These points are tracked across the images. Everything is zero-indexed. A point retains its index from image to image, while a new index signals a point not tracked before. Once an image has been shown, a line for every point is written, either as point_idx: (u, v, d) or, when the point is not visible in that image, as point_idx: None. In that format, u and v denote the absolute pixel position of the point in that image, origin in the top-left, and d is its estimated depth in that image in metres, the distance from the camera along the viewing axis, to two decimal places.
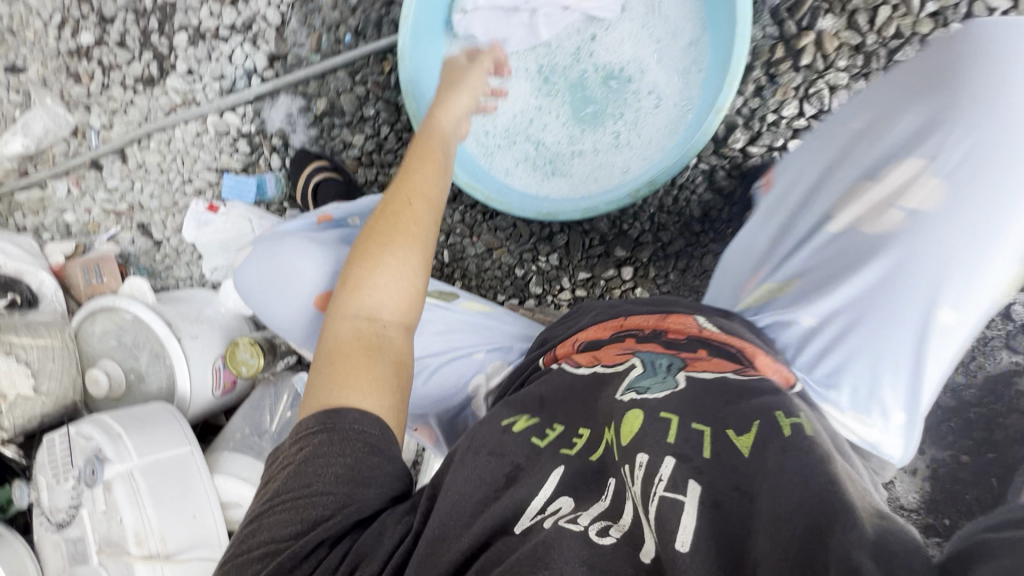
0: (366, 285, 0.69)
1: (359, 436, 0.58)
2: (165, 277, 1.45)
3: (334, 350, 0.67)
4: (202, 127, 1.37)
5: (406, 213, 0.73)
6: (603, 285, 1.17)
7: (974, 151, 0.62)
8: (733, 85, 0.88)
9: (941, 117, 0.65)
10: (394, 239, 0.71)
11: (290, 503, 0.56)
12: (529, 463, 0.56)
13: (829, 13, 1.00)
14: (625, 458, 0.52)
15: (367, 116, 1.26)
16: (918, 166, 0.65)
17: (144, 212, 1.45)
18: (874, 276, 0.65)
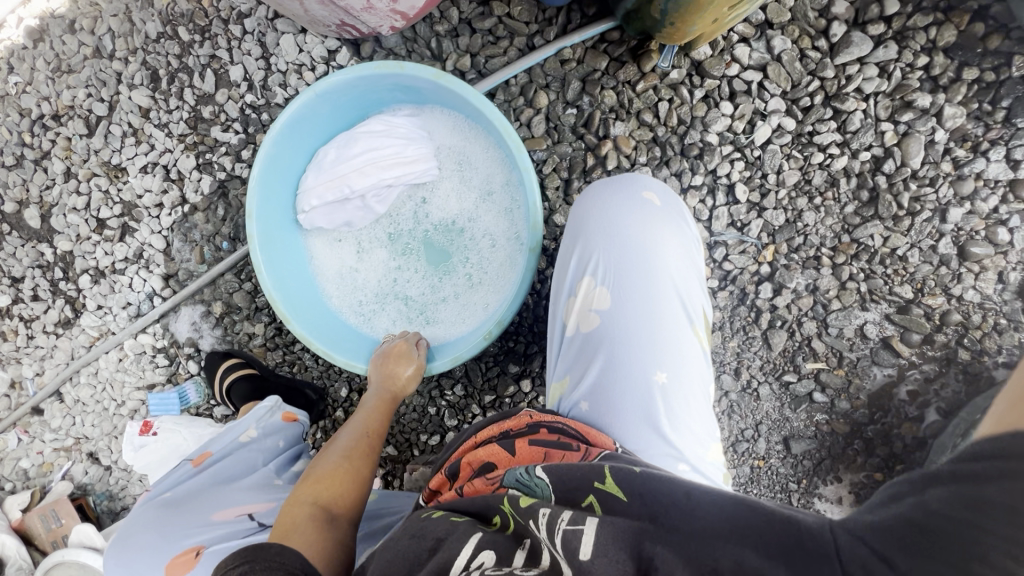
0: (334, 481, 0.81)
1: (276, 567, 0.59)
2: (123, 497, 1.50)
3: (287, 521, 0.72)
4: (121, 352, 1.46)
5: (366, 441, 0.91)
6: (510, 402, 1.23)
7: (611, 262, 0.76)
8: (540, 222, 1.00)
9: (585, 249, 0.79)
10: (358, 456, 0.87)
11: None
12: (450, 535, 0.58)
13: (618, 120, 1.12)
14: (527, 513, 0.57)
15: (262, 306, 1.36)
16: (585, 289, 0.78)
17: (89, 442, 1.52)
18: (604, 376, 0.74)
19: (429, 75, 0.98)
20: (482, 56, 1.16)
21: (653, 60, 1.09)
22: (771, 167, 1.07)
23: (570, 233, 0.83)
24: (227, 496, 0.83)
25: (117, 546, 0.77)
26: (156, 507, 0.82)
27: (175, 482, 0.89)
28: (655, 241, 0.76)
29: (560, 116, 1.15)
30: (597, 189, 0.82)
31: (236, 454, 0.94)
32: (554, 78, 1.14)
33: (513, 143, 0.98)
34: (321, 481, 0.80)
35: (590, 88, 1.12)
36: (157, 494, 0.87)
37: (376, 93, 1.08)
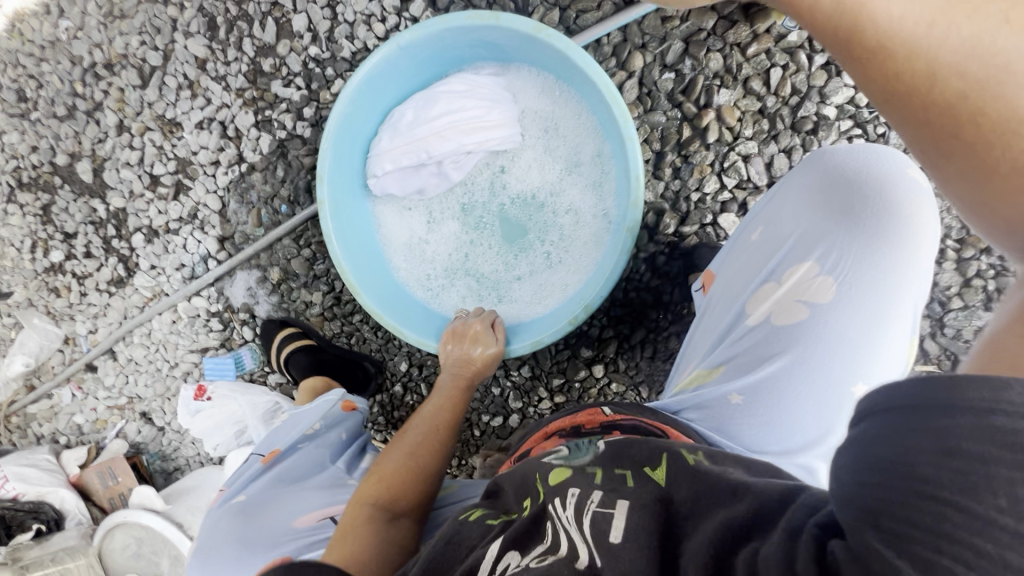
0: (393, 477, 0.77)
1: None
2: (176, 457, 1.50)
3: (352, 516, 0.70)
4: (174, 314, 1.42)
5: (434, 437, 0.85)
6: (580, 387, 1.17)
7: (845, 253, 0.67)
8: (639, 198, 0.91)
9: (827, 228, 0.69)
10: (418, 451, 0.82)
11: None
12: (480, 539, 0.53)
13: (722, 87, 1.01)
14: (550, 494, 0.52)
15: (319, 274, 1.30)
16: (801, 272, 0.70)
17: (141, 402, 1.51)
18: (795, 376, 0.67)
19: (523, 27, 0.88)
20: (573, 10, 1.05)
21: (769, 20, 0.97)
22: (896, 147, 0.95)
23: (801, 203, 0.73)
24: (300, 501, 0.86)
25: (204, 554, 0.81)
26: (234, 513, 0.85)
27: (249, 480, 0.92)
28: (913, 240, 0.66)
29: (657, 80, 1.04)
30: (855, 169, 0.71)
31: (303, 449, 0.97)
32: (652, 37, 1.02)
33: (616, 110, 0.88)
34: (383, 479, 0.76)
35: (693, 50, 1.01)
36: (233, 495, 0.90)
37: (458, 47, 0.98)
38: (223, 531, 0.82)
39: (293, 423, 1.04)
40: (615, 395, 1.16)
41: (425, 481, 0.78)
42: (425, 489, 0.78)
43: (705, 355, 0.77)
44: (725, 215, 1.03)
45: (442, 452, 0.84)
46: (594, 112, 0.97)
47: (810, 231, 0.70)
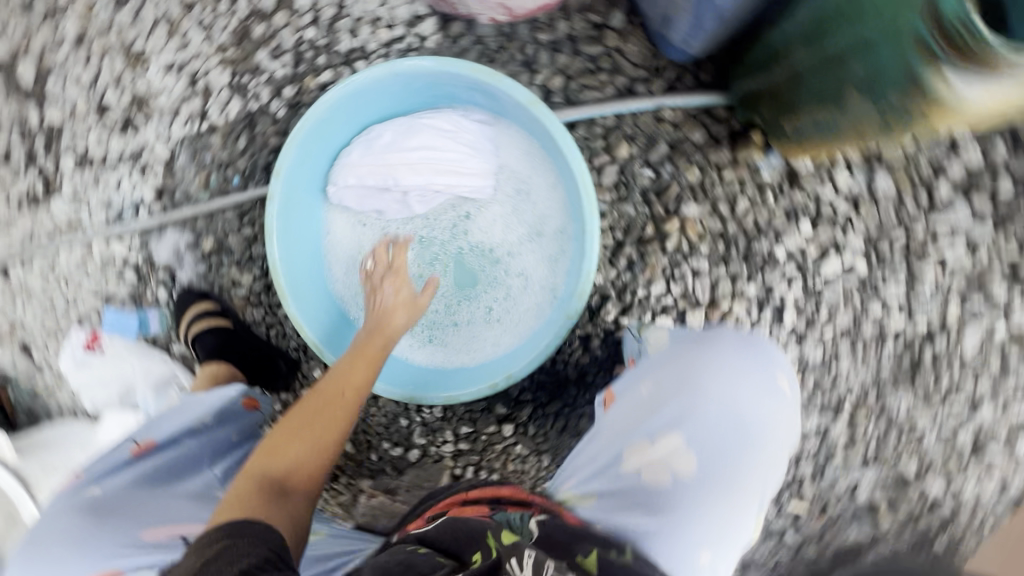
0: (285, 449, 0.74)
1: (255, 550, 0.59)
2: (47, 400, 1.39)
3: (241, 491, 0.69)
4: (86, 252, 1.31)
5: (337, 398, 0.82)
6: (486, 440, 1.17)
7: (715, 428, 0.74)
8: (585, 289, 0.93)
9: (691, 393, 0.77)
10: (315, 416, 0.78)
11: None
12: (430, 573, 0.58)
13: (692, 200, 1.05)
14: (507, 550, 0.57)
15: (256, 257, 1.25)
16: (669, 420, 0.75)
17: (24, 332, 1.36)
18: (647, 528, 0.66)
19: (519, 93, 0.89)
20: (576, 83, 1.07)
21: (749, 153, 1.02)
22: (826, 302, 1.02)
23: (687, 378, 0.79)
24: (161, 507, 0.83)
25: (37, 549, 0.76)
26: (83, 508, 0.80)
27: (111, 469, 0.88)
28: (773, 425, 0.76)
29: (635, 174, 1.07)
30: (723, 356, 0.81)
31: (185, 445, 0.95)
32: (642, 133, 1.05)
33: (586, 208, 0.92)
34: (276, 449, 0.74)
35: (675, 158, 1.04)
36: (87, 484, 0.85)
37: (454, 86, 0.96)
38: (64, 527, 0.77)
39: (179, 413, 1.01)
40: (518, 458, 1.15)
41: (321, 446, 0.76)
42: (325, 455, 0.76)
43: (579, 472, 0.77)
44: (663, 318, 1.07)
45: (349, 421, 0.81)
46: (569, 190, 0.98)
47: (679, 407, 0.76)
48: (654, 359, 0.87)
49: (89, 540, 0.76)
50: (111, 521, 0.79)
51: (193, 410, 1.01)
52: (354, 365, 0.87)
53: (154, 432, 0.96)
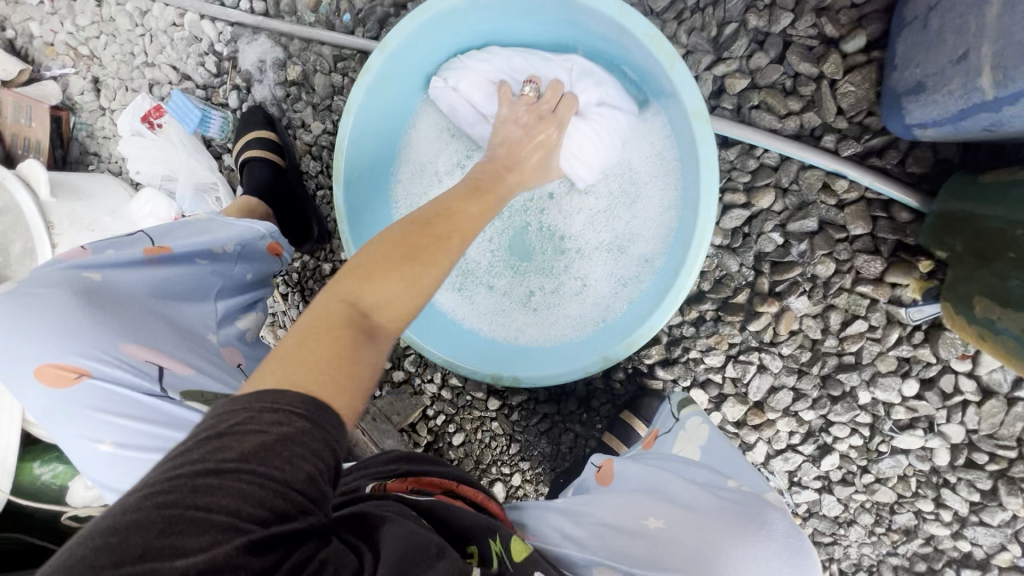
0: (389, 295, 0.56)
1: (336, 442, 0.45)
2: (100, 144, 1.39)
3: (316, 323, 0.52)
4: (178, 18, 1.22)
5: (447, 241, 0.62)
6: (468, 400, 1.13)
7: None
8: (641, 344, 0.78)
9: None
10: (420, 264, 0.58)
11: (206, 526, 0.38)
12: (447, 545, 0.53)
13: (805, 294, 0.87)
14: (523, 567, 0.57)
15: (334, 109, 1.13)
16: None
17: (100, 68, 1.35)
18: None
19: (688, 90, 0.74)
20: (758, 97, 0.84)
21: (904, 280, 0.82)
22: (878, 470, 0.89)
23: (704, 534, 0.61)
24: (150, 325, 0.80)
25: (18, 310, 0.74)
26: (76, 293, 0.77)
27: (119, 262, 0.83)
28: None
29: (761, 232, 0.88)
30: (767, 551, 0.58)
31: (193, 267, 0.88)
32: (798, 192, 0.85)
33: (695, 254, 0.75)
34: (370, 274, 0.56)
35: (817, 240, 0.85)
36: (90, 266, 0.81)
37: (617, 39, 0.82)
38: (53, 303, 0.75)
39: (204, 227, 0.94)
40: (489, 431, 1.13)
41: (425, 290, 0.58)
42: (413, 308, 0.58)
43: (548, 537, 0.68)
44: (699, 391, 0.95)
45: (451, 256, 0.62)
46: (681, 222, 0.84)
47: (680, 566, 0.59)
48: (663, 481, 0.74)
49: (71, 331, 0.74)
50: (97, 319, 0.76)
51: (217, 232, 0.93)
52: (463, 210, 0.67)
53: (171, 236, 0.89)
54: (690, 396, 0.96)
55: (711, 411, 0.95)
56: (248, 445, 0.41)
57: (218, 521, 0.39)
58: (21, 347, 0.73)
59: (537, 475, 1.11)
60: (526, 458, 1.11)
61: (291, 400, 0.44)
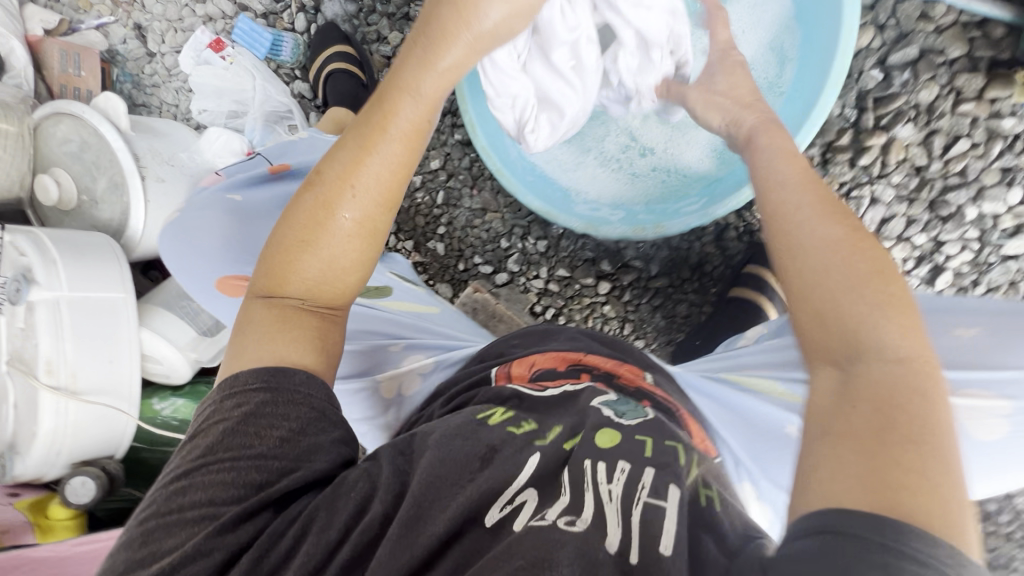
0: (295, 254, 0.58)
1: (303, 400, 0.52)
2: (150, 94, 1.35)
3: (251, 321, 0.56)
4: None
5: (346, 189, 0.58)
6: (576, 289, 1.16)
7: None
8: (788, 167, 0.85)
9: None
10: (320, 225, 0.58)
11: (195, 508, 0.46)
12: (504, 446, 0.52)
13: (910, 122, 0.93)
14: (600, 456, 0.50)
15: (412, 16, 1.13)
16: (1004, 387, 0.63)
17: (142, 13, 1.31)
18: None
19: None
20: None
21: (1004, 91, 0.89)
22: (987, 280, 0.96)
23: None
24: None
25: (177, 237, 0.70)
26: (225, 211, 0.73)
27: (249, 183, 0.79)
28: None
29: (862, 71, 0.94)
30: None
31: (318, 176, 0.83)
32: (896, 25, 0.91)
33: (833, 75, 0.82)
34: (278, 268, 0.58)
35: (920, 66, 0.91)
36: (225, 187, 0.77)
37: None
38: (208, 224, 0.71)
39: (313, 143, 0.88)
40: (600, 317, 1.16)
41: (344, 237, 0.58)
42: (361, 267, 0.61)
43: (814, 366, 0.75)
44: None
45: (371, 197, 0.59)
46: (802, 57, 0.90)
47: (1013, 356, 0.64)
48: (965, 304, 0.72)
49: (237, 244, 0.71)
50: (253, 232, 0.73)
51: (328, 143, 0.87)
52: (367, 155, 0.59)
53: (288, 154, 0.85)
54: None
55: None
56: (215, 433, 0.49)
57: (196, 512, 0.46)
58: (194, 267, 0.69)
59: (653, 351, 1.15)
60: (641, 335, 1.14)
61: (247, 378, 0.52)
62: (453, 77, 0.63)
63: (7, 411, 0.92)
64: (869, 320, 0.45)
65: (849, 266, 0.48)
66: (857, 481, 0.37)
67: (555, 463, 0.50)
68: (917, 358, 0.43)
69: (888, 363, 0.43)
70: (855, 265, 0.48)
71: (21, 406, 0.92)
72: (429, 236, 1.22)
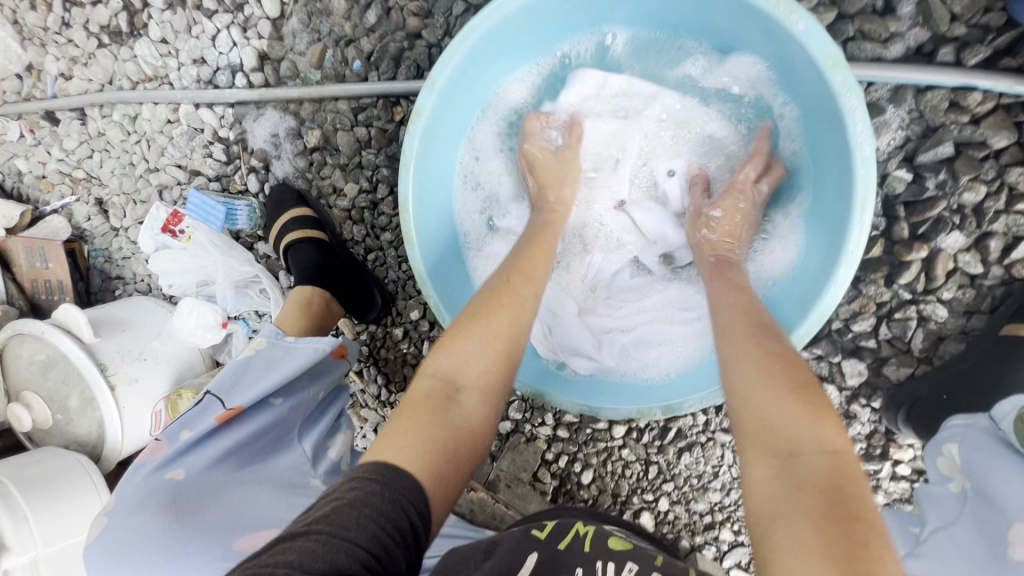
0: (457, 340, 0.66)
1: (404, 507, 0.53)
2: (121, 266, 1.30)
3: (411, 401, 0.63)
4: (172, 114, 1.14)
5: (511, 284, 0.72)
6: (589, 433, 1.04)
7: None
8: (809, 327, 0.73)
9: None
10: (491, 311, 0.68)
11: (310, 540, 0.47)
12: (503, 542, 0.70)
13: (956, 229, 0.77)
14: (595, 552, 0.69)
15: (365, 165, 1.03)
16: None
17: (101, 188, 1.27)
18: None
19: (816, 39, 0.67)
20: (853, 26, 0.75)
21: None
22: None
23: None
24: (255, 503, 0.70)
25: (114, 554, 0.63)
26: (162, 507, 0.66)
27: (195, 444, 0.75)
28: None
29: (885, 175, 0.79)
30: None
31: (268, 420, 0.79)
32: (922, 120, 0.76)
33: (855, 225, 0.68)
34: (449, 341, 0.67)
35: (958, 165, 0.75)
36: (170, 463, 0.73)
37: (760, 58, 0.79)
38: (145, 533, 0.63)
39: (269, 358, 0.82)
40: (620, 461, 1.03)
41: (502, 324, 0.68)
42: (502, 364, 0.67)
43: None
44: (853, 362, 0.85)
45: (528, 310, 0.71)
46: (822, 182, 0.77)
47: None
48: None
49: (179, 552, 0.62)
50: (200, 520, 0.66)
51: (277, 371, 0.80)
52: (534, 262, 0.76)
53: (238, 386, 0.79)
54: (844, 369, 0.86)
55: (871, 381, 0.85)
56: (354, 489, 0.52)
57: (311, 539, 0.47)
58: None
59: (685, 494, 1.00)
60: (670, 478, 1.01)
61: (368, 470, 0.54)
62: (551, 239, 0.81)
63: None
64: (799, 436, 0.52)
65: (787, 385, 0.56)
66: (824, 563, 0.42)
67: (551, 556, 0.67)
68: (834, 446, 0.51)
69: (818, 450, 0.50)
70: (790, 389, 0.55)
71: None
72: None
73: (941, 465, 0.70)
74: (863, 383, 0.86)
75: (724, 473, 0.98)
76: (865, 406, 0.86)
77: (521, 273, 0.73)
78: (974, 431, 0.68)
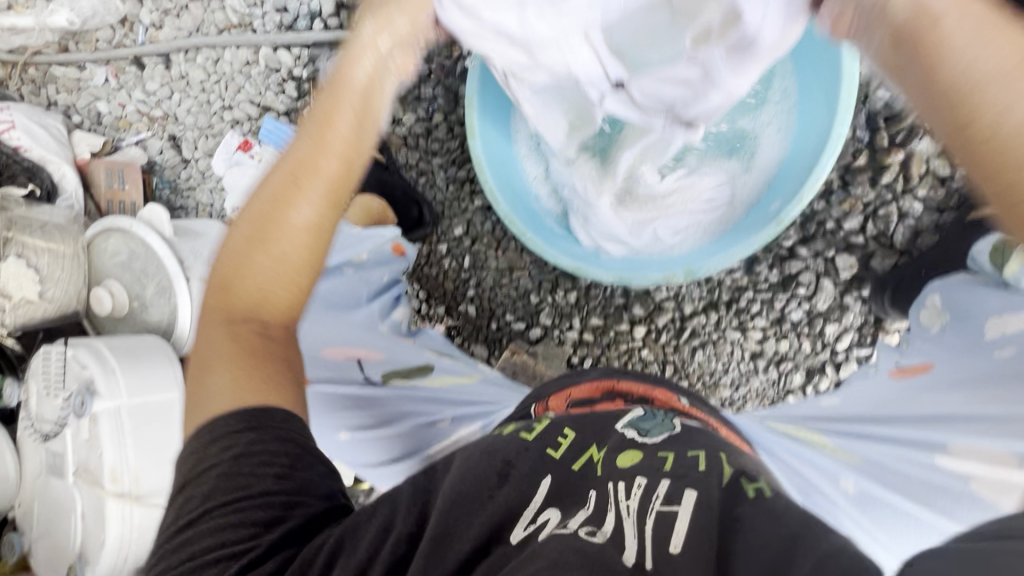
0: (268, 293, 0.64)
1: (288, 435, 0.57)
2: (186, 197, 1.43)
3: (227, 352, 0.62)
4: (253, 56, 1.31)
5: (290, 190, 0.65)
6: (612, 336, 1.15)
7: None
8: (814, 186, 0.82)
9: None
10: (267, 229, 0.64)
11: (216, 519, 0.52)
12: (519, 460, 0.57)
13: (926, 135, 0.93)
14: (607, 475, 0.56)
15: (423, 97, 1.20)
16: None
17: (176, 125, 1.42)
18: None
19: None
20: None
21: None
22: None
23: None
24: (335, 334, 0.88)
25: None
26: None
27: None
28: None
29: (867, 94, 0.95)
30: None
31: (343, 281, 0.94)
32: None
33: (843, 100, 0.80)
34: (228, 284, 0.65)
35: None
36: None
37: None
38: None
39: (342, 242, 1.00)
40: (639, 362, 1.14)
41: (293, 239, 0.64)
42: (312, 264, 0.66)
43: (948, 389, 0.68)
44: (845, 256, 0.99)
45: (310, 195, 0.65)
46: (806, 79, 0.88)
47: None
48: None
49: None
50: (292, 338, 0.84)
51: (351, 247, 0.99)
52: (312, 153, 0.66)
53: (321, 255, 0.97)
54: (837, 264, 1.00)
55: (860, 274, 0.99)
56: (228, 458, 0.54)
57: (222, 513, 0.52)
58: None
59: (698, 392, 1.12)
60: (684, 376, 1.12)
61: (229, 425, 0.56)
62: (356, 85, 0.71)
63: (77, 521, 0.94)
64: None
65: None
66: None
67: (565, 479, 0.56)
68: None
69: None
70: None
71: (88, 515, 0.94)
72: (459, 300, 1.24)
73: (922, 317, 0.83)
74: (853, 277, 1.00)
75: (734, 370, 1.09)
76: (856, 298, 1.00)
77: (308, 156, 0.66)
78: (952, 286, 0.82)
